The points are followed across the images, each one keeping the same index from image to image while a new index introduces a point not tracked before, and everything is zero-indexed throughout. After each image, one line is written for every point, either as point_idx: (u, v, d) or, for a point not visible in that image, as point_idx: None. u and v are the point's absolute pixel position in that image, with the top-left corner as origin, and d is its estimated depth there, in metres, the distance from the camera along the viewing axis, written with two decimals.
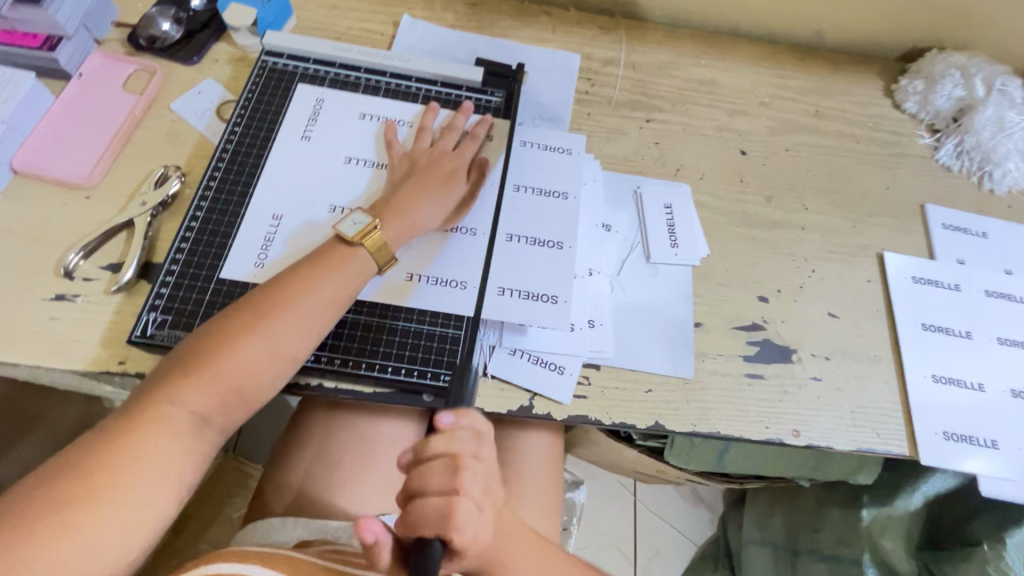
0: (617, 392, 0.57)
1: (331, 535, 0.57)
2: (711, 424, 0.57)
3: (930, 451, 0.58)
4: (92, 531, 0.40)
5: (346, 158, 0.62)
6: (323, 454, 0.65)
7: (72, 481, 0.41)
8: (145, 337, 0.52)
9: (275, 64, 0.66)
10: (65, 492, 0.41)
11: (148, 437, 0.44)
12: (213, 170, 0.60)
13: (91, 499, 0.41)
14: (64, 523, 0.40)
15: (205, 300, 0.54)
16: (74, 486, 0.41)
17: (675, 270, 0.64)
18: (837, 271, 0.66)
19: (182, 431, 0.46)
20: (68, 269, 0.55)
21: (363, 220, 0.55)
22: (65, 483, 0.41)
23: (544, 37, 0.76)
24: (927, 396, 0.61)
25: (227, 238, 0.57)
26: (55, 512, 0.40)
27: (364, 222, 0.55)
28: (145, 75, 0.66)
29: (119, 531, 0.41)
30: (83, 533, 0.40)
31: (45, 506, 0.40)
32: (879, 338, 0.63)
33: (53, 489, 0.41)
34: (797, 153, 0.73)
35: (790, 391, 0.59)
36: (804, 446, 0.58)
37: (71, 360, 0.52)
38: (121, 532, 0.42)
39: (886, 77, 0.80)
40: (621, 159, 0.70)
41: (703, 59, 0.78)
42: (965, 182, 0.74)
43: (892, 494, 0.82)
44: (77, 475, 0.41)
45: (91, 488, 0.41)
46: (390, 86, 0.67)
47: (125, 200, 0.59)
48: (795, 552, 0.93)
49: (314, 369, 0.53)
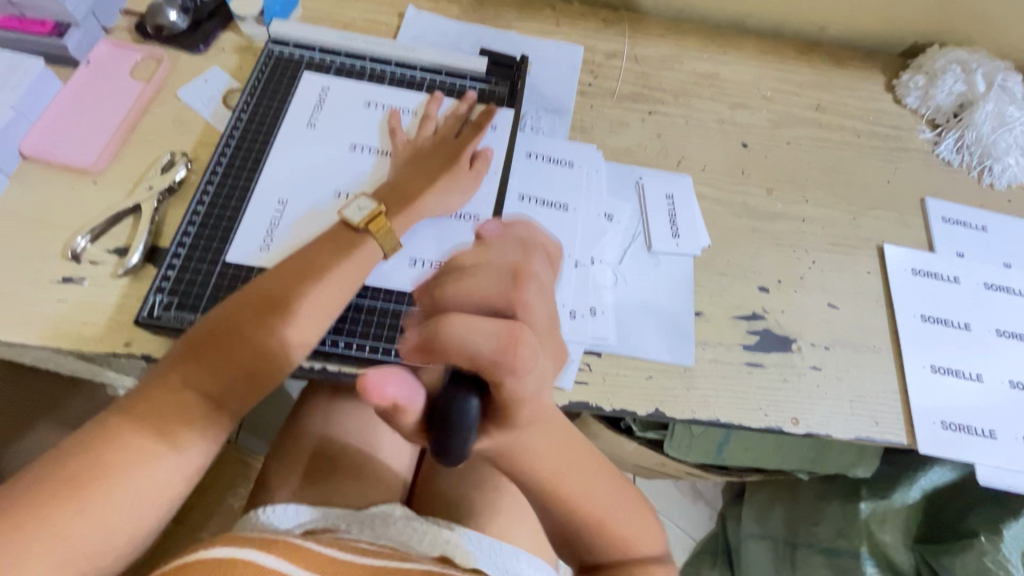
0: (618, 379, 0.58)
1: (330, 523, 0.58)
2: (711, 411, 0.58)
3: (929, 440, 0.59)
4: (107, 508, 0.42)
5: (351, 145, 0.63)
6: (327, 441, 0.66)
7: (88, 459, 0.42)
8: (152, 318, 0.52)
9: (281, 53, 0.67)
10: (81, 469, 0.42)
11: (161, 419, 0.45)
12: (220, 155, 0.60)
13: (106, 477, 0.42)
14: (81, 500, 0.41)
15: (212, 283, 0.54)
16: (90, 463, 0.42)
17: (677, 259, 0.64)
18: (837, 262, 0.67)
19: (194, 414, 0.46)
20: (76, 252, 0.56)
21: (367, 206, 0.56)
22: (81, 460, 0.42)
23: (548, 30, 0.77)
24: (926, 386, 0.61)
25: (233, 223, 0.57)
26: (71, 488, 0.41)
27: (369, 208, 0.56)
28: (153, 63, 0.67)
29: (133, 510, 0.43)
30: (100, 510, 0.41)
31: (61, 482, 0.41)
32: (879, 329, 0.64)
33: (69, 466, 0.42)
34: (799, 146, 0.74)
35: (790, 379, 0.60)
36: (803, 434, 0.58)
37: (78, 342, 0.52)
38: (134, 511, 0.43)
39: (887, 72, 0.81)
40: (624, 150, 0.70)
41: (706, 53, 0.79)
42: (965, 176, 0.74)
43: (891, 487, 0.82)
44: (93, 454, 0.42)
45: (107, 466, 0.42)
46: (395, 75, 0.67)
47: (132, 185, 0.60)
48: (793, 546, 0.93)
49: (319, 352, 0.53)
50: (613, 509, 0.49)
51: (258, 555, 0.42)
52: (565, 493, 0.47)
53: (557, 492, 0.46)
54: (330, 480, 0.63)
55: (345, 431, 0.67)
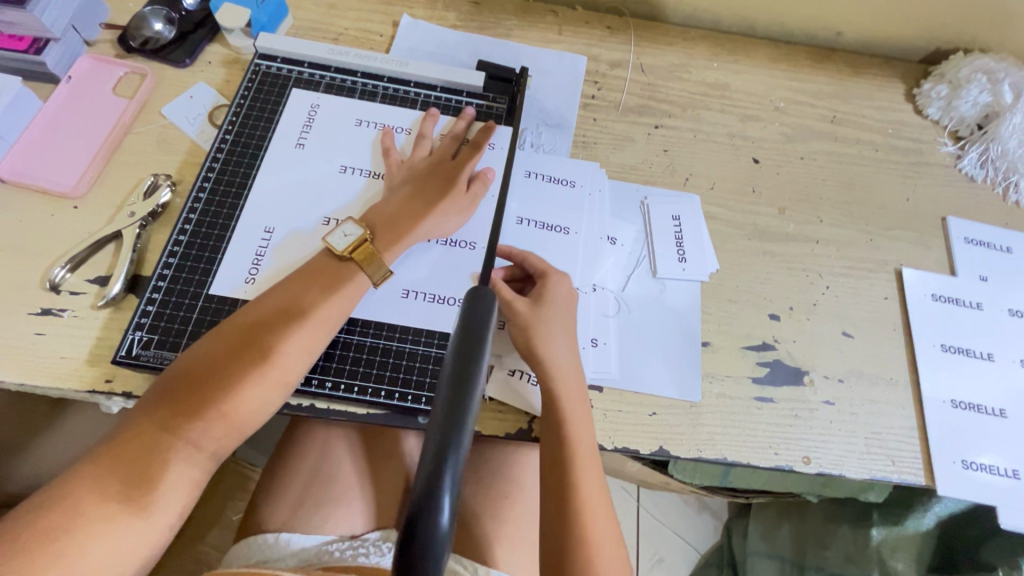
0: (621, 416, 0.55)
1: (323, 549, 0.57)
2: (718, 449, 0.55)
3: (949, 482, 0.56)
4: (83, 561, 0.39)
5: (342, 167, 0.60)
6: (319, 468, 0.62)
7: (63, 508, 0.40)
8: (131, 357, 0.50)
9: (268, 68, 0.64)
10: (55, 519, 0.39)
11: (138, 463, 0.42)
12: (204, 180, 0.58)
13: (82, 528, 0.40)
14: (54, 553, 0.39)
15: (194, 318, 0.52)
16: (63, 514, 0.40)
17: (683, 285, 0.61)
18: (853, 287, 0.63)
19: (172, 459, 0.43)
20: (55, 282, 0.53)
21: (352, 231, 0.54)
22: (55, 511, 0.40)
23: (549, 38, 0.73)
24: (946, 422, 0.58)
25: (216, 253, 0.55)
26: (43, 541, 0.39)
27: (354, 234, 0.53)
28: (136, 78, 0.64)
29: (111, 562, 0.41)
30: (74, 562, 0.39)
31: (34, 534, 0.39)
32: (896, 360, 0.60)
33: (41, 517, 0.39)
34: (813, 161, 0.70)
35: (801, 416, 0.57)
36: (815, 473, 0.56)
37: (57, 379, 0.50)
38: (111, 563, 0.41)
39: (907, 80, 0.76)
40: (628, 167, 0.67)
41: (715, 61, 0.75)
42: (990, 193, 0.70)
43: (904, 513, 0.80)
44: (68, 502, 0.40)
45: (81, 516, 0.40)
46: (388, 91, 0.64)
47: (114, 210, 0.57)
48: (801, 567, 0.90)
49: (306, 393, 0.51)
50: (608, 552, 0.48)
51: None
52: (580, 498, 0.48)
53: (578, 494, 0.48)
54: (321, 508, 0.60)
55: (340, 457, 0.63)
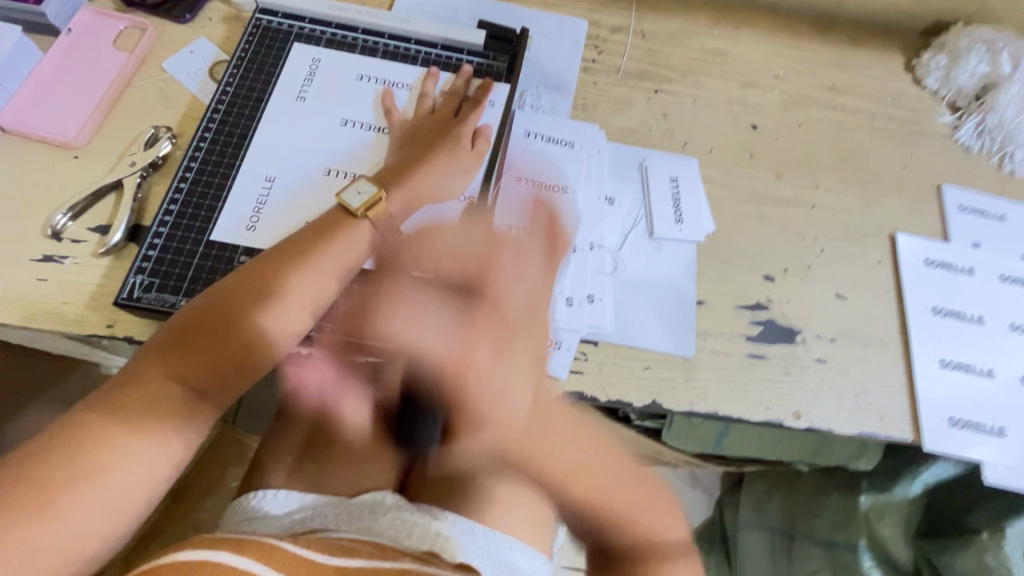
0: (616, 369, 0.56)
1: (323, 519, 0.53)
2: (710, 403, 0.56)
3: (935, 437, 0.57)
4: (80, 510, 0.39)
5: (343, 120, 0.60)
6: (318, 425, 0.62)
7: (63, 457, 0.40)
8: (132, 300, 0.51)
9: (269, 23, 0.64)
10: (55, 469, 0.39)
11: (143, 414, 0.43)
12: (205, 130, 0.58)
13: (82, 476, 0.40)
14: (53, 499, 0.39)
15: (194, 264, 0.53)
16: (66, 463, 0.40)
17: (680, 246, 0.62)
18: (847, 251, 0.64)
19: (183, 408, 0.45)
20: (56, 229, 0.54)
21: (367, 189, 0.54)
22: (51, 462, 0.40)
23: (550, 2, 0.73)
24: (934, 383, 0.59)
25: (217, 201, 0.55)
26: (46, 488, 0.39)
27: (369, 192, 0.54)
28: (136, 33, 0.64)
29: (110, 511, 0.41)
30: (71, 511, 0.39)
31: (36, 480, 0.39)
32: (888, 323, 0.61)
33: (38, 467, 0.39)
34: (810, 129, 0.70)
35: (793, 372, 0.58)
36: (805, 428, 0.56)
37: (60, 323, 0.51)
38: (112, 512, 0.41)
39: (907, 50, 0.77)
40: (628, 130, 0.67)
41: (716, 29, 0.75)
42: (986, 163, 0.71)
43: (892, 481, 0.81)
44: (66, 452, 0.40)
45: (82, 466, 0.40)
46: (389, 48, 0.64)
47: (114, 160, 0.58)
48: (790, 536, 0.92)
49: (306, 337, 0.52)
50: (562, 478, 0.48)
51: (233, 554, 0.38)
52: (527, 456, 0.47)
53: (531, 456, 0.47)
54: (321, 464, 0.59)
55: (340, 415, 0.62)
